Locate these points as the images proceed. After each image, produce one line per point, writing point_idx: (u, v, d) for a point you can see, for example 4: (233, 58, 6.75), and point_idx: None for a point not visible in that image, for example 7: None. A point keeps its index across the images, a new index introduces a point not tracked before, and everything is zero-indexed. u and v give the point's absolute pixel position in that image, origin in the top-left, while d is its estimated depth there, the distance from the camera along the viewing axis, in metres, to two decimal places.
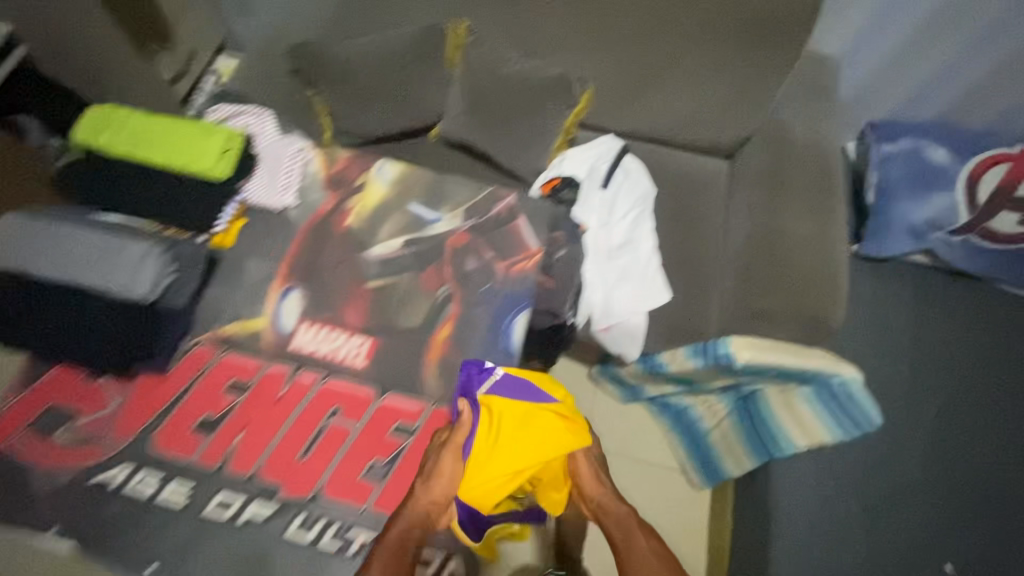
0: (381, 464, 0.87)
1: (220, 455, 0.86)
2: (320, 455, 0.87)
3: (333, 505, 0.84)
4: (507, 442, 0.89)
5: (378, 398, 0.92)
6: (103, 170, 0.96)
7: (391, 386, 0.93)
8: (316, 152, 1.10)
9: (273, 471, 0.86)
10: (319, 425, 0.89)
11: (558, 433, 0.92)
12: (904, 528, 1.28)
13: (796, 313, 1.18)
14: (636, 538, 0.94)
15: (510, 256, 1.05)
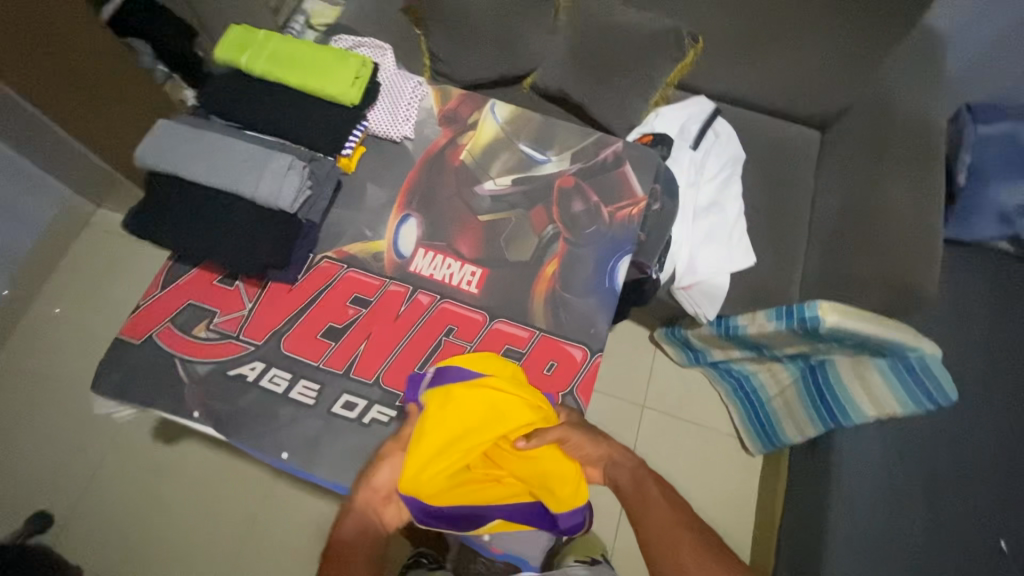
0: None
1: (346, 360, 0.93)
2: None
3: None
4: (438, 426, 0.85)
5: (490, 322, 0.97)
6: (245, 87, 1.01)
7: (502, 313, 0.98)
8: (431, 87, 1.14)
9: (395, 379, 0.92)
10: (435, 342, 0.95)
11: (498, 416, 0.87)
12: (964, 505, 1.30)
13: (887, 283, 1.18)
14: (648, 486, 0.93)
15: (616, 201, 1.07)
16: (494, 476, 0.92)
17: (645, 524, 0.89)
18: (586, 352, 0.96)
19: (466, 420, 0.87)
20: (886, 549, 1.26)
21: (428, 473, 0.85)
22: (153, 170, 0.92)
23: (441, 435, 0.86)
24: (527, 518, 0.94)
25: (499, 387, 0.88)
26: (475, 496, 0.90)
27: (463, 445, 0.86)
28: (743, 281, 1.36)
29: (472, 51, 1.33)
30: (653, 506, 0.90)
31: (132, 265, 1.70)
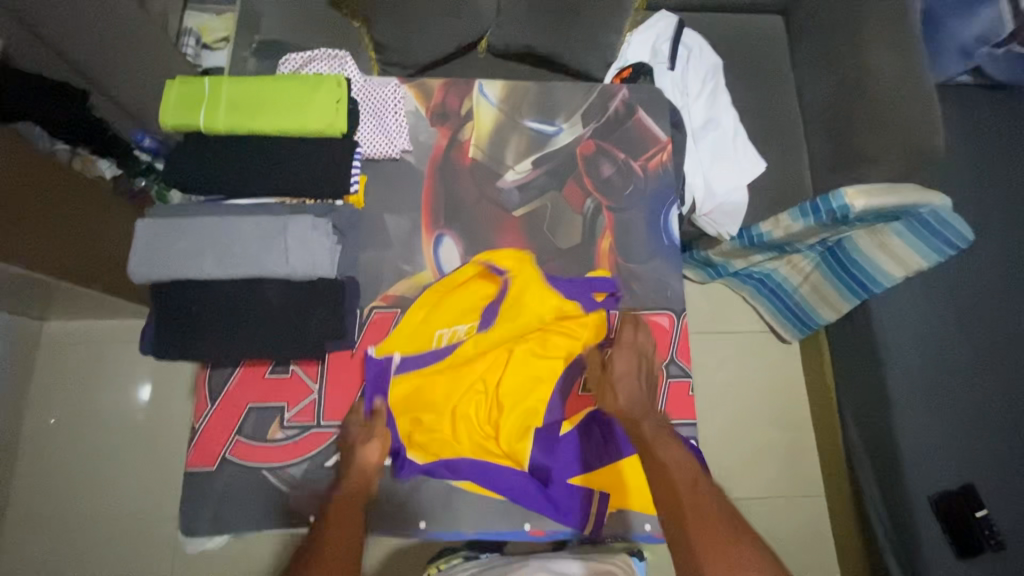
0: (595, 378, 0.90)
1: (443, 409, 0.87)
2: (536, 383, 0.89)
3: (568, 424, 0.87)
4: (421, 383, 0.86)
5: None
6: (215, 151, 0.86)
7: None
8: (409, 87, 1.02)
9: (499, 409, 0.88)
10: None
11: (496, 348, 0.88)
12: (995, 326, 1.41)
13: (899, 150, 1.20)
14: (668, 450, 0.77)
15: (643, 151, 1.02)
16: (488, 426, 0.86)
17: (659, 488, 0.74)
18: (673, 316, 0.93)
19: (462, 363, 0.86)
20: (940, 389, 1.37)
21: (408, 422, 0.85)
22: (155, 282, 0.77)
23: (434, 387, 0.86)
24: (513, 493, 0.83)
25: (505, 320, 0.87)
26: (467, 449, 0.84)
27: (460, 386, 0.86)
28: (757, 189, 1.36)
29: (425, 30, 1.19)
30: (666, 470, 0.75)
31: (99, 369, 1.47)
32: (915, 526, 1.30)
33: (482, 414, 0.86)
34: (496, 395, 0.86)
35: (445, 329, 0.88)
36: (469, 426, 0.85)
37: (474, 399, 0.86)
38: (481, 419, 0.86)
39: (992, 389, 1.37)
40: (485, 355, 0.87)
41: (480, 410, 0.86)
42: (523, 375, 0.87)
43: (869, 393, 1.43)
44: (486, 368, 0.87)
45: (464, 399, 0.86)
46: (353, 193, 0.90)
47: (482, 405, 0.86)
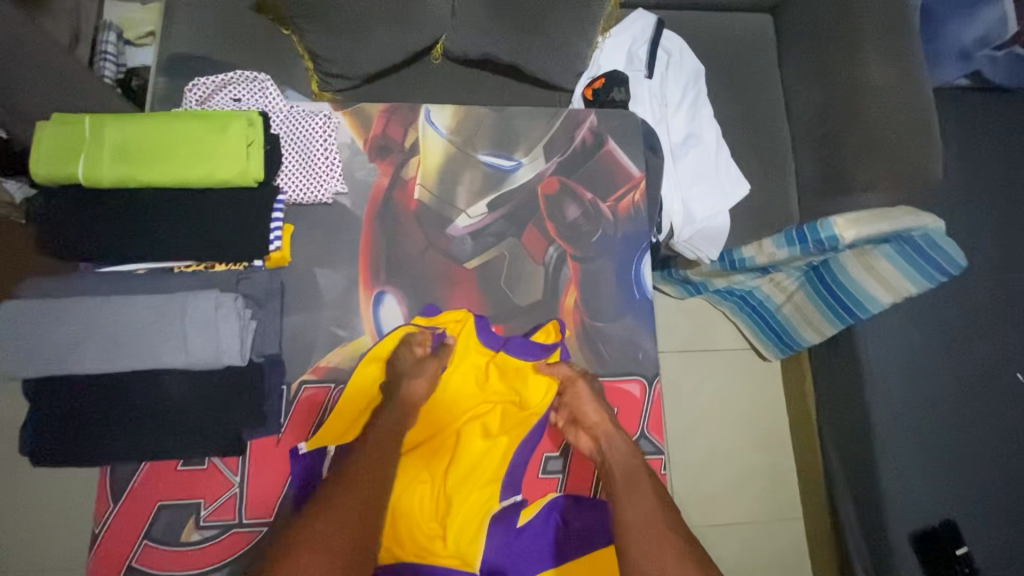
0: (555, 457, 0.82)
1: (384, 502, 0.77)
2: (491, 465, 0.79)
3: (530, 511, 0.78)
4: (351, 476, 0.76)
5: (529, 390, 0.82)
6: (100, 208, 0.71)
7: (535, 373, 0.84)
8: (343, 115, 0.88)
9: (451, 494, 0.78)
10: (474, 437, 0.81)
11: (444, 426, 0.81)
12: (982, 351, 1.34)
13: (894, 175, 1.09)
14: (639, 479, 0.73)
15: (612, 190, 0.90)
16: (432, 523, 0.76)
17: (627, 516, 0.70)
18: (644, 384, 0.83)
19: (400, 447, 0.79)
20: (925, 419, 1.31)
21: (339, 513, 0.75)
22: (31, 376, 0.66)
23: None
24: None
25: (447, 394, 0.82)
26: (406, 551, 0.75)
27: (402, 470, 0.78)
28: (740, 211, 1.25)
29: (366, 39, 1.03)
30: (637, 497, 0.71)
31: None
32: (895, 565, 1.25)
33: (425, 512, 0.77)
34: (445, 483, 0.78)
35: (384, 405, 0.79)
36: (411, 525, 0.76)
37: (416, 494, 0.77)
38: (427, 516, 0.77)
39: (977, 421, 1.31)
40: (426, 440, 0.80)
41: (424, 505, 0.77)
42: (472, 460, 0.79)
43: (852, 421, 1.37)
44: (429, 457, 0.79)
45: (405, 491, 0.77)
46: (275, 250, 0.77)
47: (426, 500, 0.77)
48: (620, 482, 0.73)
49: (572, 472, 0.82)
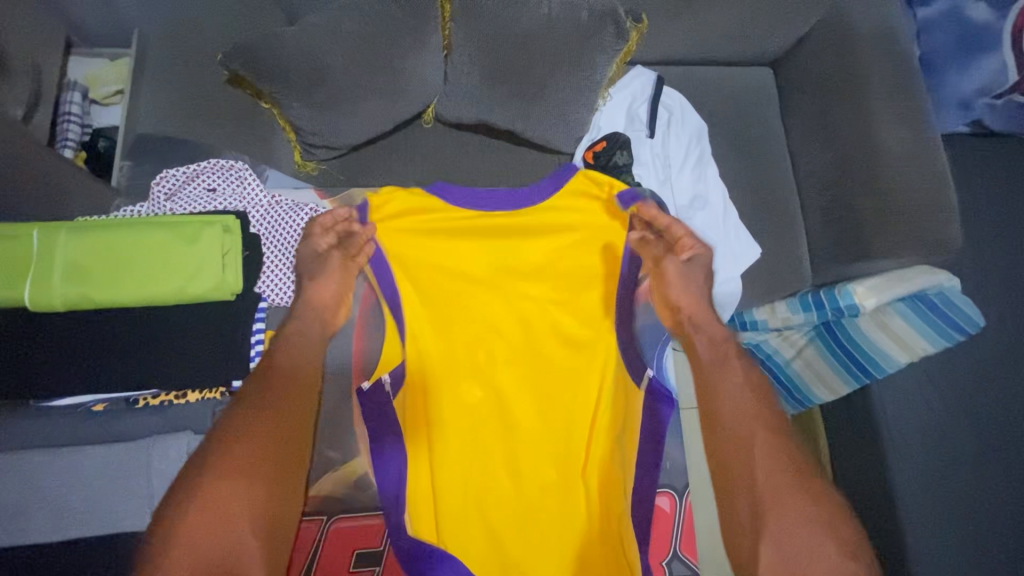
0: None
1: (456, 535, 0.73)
2: (599, 439, 0.77)
3: None
4: (451, 382, 0.78)
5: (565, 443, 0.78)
6: (48, 338, 0.62)
7: (552, 475, 0.76)
8: (332, 205, 0.81)
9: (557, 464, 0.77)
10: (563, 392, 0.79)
11: (531, 354, 0.81)
12: (1000, 408, 1.30)
13: (911, 239, 1.04)
14: (730, 365, 0.70)
15: (627, 278, 0.84)
16: (564, 502, 0.75)
17: (719, 403, 0.67)
18: (673, 497, 0.83)
19: (507, 417, 0.78)
20: (948, 482, 1.25)
21: (444, 432, 0.76)
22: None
23: (482, 454, 0.76)
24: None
25: (524, 321, 0.81)
26: (538, 490, 0.75)
27: (511, 385, 0.79)
28: (749, 273, 1.20)
29: (356, 113, 0.97)
30: (728, 390, 0.68)
31: None
32: None
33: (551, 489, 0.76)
34: (551, 415, 0.78)
35: (473, 315, 0.80)
36: (539, 503, 0.75)
37: (541, 470, 0.76)
38: (549, 495, 0.75)
39: (1000, 483, 1.26)
40: (540, 409, 0.78)
41: (550, 483, 0.76)
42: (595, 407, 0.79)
43: (872, 485, 1.31)
44: (529, 390, 0.79)
45: (515, 422, 0.78)
46: (258, 366, 0.67)
47: (549, 475, 0.76)
48: (709, 364, 0.71)
49: None
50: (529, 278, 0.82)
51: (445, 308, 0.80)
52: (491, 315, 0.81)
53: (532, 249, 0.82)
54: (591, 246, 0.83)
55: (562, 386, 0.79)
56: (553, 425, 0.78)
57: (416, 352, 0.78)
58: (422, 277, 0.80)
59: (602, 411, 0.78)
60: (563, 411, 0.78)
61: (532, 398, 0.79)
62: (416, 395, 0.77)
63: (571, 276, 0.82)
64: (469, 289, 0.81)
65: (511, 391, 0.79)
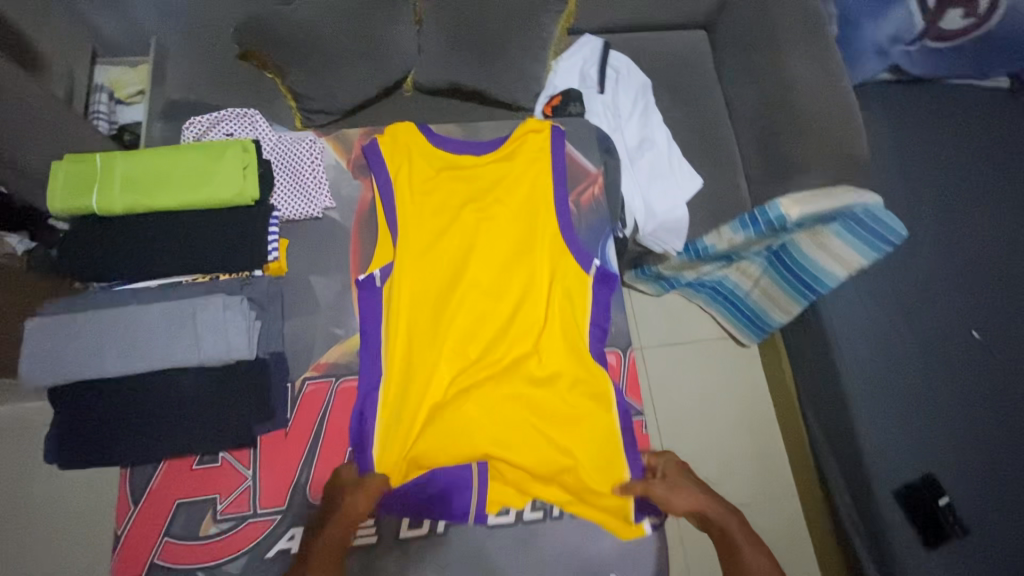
0: (541, 415, 0.87)
1: (431, 385, 0.86)
2: (555, 306, 0.92)
3: (535, 454, 0.85)
4: (428, 276, 0.92)
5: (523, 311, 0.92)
6: (114, 232, 0.79)
7: (513, 335, 0.91)
8: (327, 140, 0.98)
9: (517, 328, 0.91)
10: (520, 271, 0.93)
11: (491, 244, 0.95)
12: (937, 314, 1.44)
13: (828, 155, 1.21)
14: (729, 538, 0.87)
15: (574, 186, 1.01)
16: (526, 359, 0.90)
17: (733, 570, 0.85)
18: (619, 354, 0.93)
19: (480, 301, 0.92)
20: (893, 381, 1.39)
21: (423, 311, 0.90)
22: (48, 386, 0.70)
23: (459, 332, 0.90)
24: (569, 439, 0.86)
25: (486, 219, 0.96)
26: (502, 348, 0.90)
27: (477, 269, 0.93)
28: (695, 203, 1.37)
29: (345, 76, 1.15)
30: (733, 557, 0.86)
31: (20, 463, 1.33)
32: (887, 525, 1.30)
33: (521, 352, 0.90)
34: (511, 291, 0.92)
35: (444, 220, 0.95)
36: (509, 365, 0.89)
37: (510, 338, 0.90)
38: (514, 356, 0.90)
39: (943, 379, 1.39)
40: (505, 289, 0.93)
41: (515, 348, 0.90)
42: (548, 282, 0.93)
43: (827, 392, 1.44)
44: (492, 272, 0.94)
45: (483, 299, 0.92)
46: (274, 259, 0.85)
47: (514, 340, 0.90)
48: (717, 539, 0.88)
49: (564, 430, 0.86)
50: (495, 188, 0.97)
51: (425, 214, 0.95)
52: (461, 218, 0.95)
53: (484, 165, 0.99)
54: (534, 154, 0.99)
55: (525, 271, 0.93)
56: (519, 303, 0.92)
57: (402, 247, 0.92)
58: (407, 197, 0.95)
59: (552, 285, 0.93)
60: (527, 289, 0.92)
61: (497, 279, 0.93)
62: (402, 283, 0.90)
63: (527, 185, 0.98)
64: (441, 199, 0.97)
65: (483, 279, 0.93)
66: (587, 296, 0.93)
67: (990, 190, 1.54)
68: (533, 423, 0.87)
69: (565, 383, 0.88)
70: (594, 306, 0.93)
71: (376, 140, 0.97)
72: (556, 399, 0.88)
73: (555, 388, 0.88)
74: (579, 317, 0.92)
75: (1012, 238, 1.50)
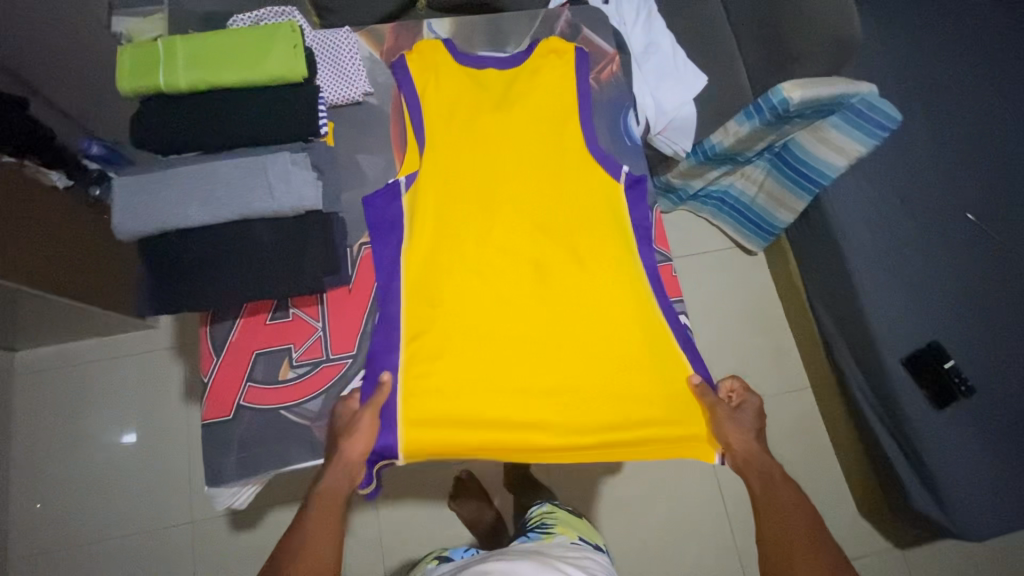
0: (581, 319, 0.89)
1: (475, 285, 0.90)
2: (586, 211, 0.94)
3: (576, 357, 0.88)
4: (456, 165, 0.95)
5: (558, 220, 0.94)
6: (181, 107, 0.86)
7: (547, 242, 0.93)
8: (359, 33, 1.04)
9: (551, 237, 0.93)
10: (549, 178, 0.95)
11: (522, 151, 0.97)
12: (931, 200, 1.52)
13: (823, 41, 1.29)
14: (778, 486, 0.81)
15: (594, 66, 1.08)
16: (564, 267, 0.91)
17: (765, 525, 0.79)
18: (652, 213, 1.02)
19: (515, 215, 0.93)
20: (894, 262, 1.47)
21: (455, 205, 0.93)
22: (140, 235, 0.78)
23: (495, 244, 0.92)
24: (607, 344, 0.88)
25: (514, 127, 0.98)
26: (537, 257, 0.92)
27: (508, 176, 0.95)
28: (700, 103, 1.45)
29: None
30: (778, 509, 0.79)
31: None
32: (897, 391, 1.39)
33: (557, 269, 0.92)
34: (544, 201, 0.94)
35: (466, 107, 0.99)
36: (548, 277, 0.91)
37: (544, 254, 0.92)
38: (550, 266, 0.92)
39: (941, 258, 1.48)
40: (537, 200, 0.94)
41: (550, 259, 0.92)
42: (580, 191, 0.95)
43: (832, 279, 1.52)
44: (524, 182, 0.95)
45: (516, 210, 0.94)
46: (324, 134, 0.92)
47: (548, 252, 0.92)
48: (759, 490, 0.82)
49: (602, 332, 0.89)
50: (517, 105, 0.99)
51: (450, 132, 0.96)
52: (486, 109, 0.99)
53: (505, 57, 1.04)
54: (560, 66, 1.03)
55: (557, 180, 0.95)
56: (552, 215, 0.94)
57: (429, 150, 0.95)
58: (433, 89, 0.99)
59: (584, 193, 0.95)
60: (560, 202, 0.94)
61: (529, 191, 0.94)
62: (427, 201, 0.92)
63: (553, 101, 1.00)
64: (463, 94, 1.00)
65: (514, 197, 0.94)
66: (622, 205, 0.97)
67: (978, 84, 1.61)
68: (572, 331, 0.89)
69: (602, 291, 0.91)
70: (633, 213, 0.97)
71: (405, 56, 1.01)
72: (591, 306, 0.90)
73: (593, 293, 0.91)
74: (619, 227, 0.95)
75: (1000, 127, 1.57)
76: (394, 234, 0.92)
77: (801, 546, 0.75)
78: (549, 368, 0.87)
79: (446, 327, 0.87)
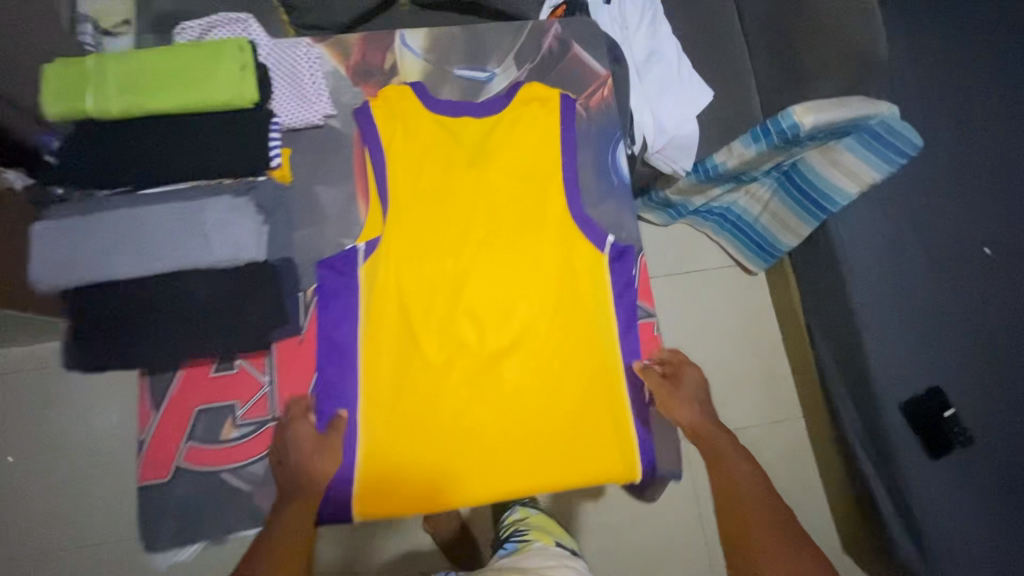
0: (545, 405, 0.84)
1: (438, 360, 0.85)
2: (559, 285, 0.88)
3: (537, 446, 0.83)
4: (423, 212, 0.88)
5: (530, 294, 0.88)
6: (112, 137, 0.76)
7: (517, 320, 0.87)
8: (323, 44, 0.93)
9: (521, 313, 0.87)
10: (523, 245, 0.88)
11: (496, 211, 0.89)
12: (946, 233, 1.42)
13: (845, 57, 1.16)
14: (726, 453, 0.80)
15: (583, 90, 0.98)
16: (532, 349, 0.86)
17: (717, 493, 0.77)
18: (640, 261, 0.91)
19: (483, 286, 0.88)
20: (901, 299, 1.38)
21: (422, 267, 0.87)
22: (68, 288, 0.73)
23: (462, 319, 0.87)
24: (570, 435, 0.84)
25: (489, 183, 0.90)
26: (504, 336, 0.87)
27: (478, 238, 0.89)
28: (705, 119, 1.33)
29: None
30: (726, 467, 0.78)
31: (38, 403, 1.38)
32: (893, 437, 1.32)
33: (525, 350, 0.86)
34: (516, 273, 0.88)
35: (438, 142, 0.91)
36: (515, 363, 0.86)
37: (513, 332, 0.87)
38: (517, 348, 0.86)
39: (952, 296, 1.38)
40: (508, 271, 0.88)
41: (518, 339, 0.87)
42: (556, 262, 0.88)
43: (834, 311, 1.43)
44: (495, 249, 0.88)
45: (485, 282, 0.88)
46: (276, 167, 0.82)
47: (517, 330, 0.87)
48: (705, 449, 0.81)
49: (568, 421, 0.84)
50: (492, 161, 0.91)
51: (419, 177, 0.89)
52: (460, 150, 0.91)
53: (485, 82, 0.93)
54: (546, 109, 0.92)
55: (532, 249, 0.88)
56: (522, 288, 0.88)
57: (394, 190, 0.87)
58: (402, 119, 0.90)
59: (559, 264, 0.88)
60: (533, 276, 0.88)
61: (500, 262, 0.88)
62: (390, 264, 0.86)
63: (533, 150, 0.91)
64: (436, 127, 0.91)
65: (484, 266, 0.88)
66: (603, 279, 0.88)
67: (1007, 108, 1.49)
68: (535, 420, 0.84)
69: (571, 377, 0.85)
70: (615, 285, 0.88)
71: (367, 104, 0.90)
72: (557, 394, 0.85)
73: (562, 377, 0.85)
74: (598, 306, 0.87)
75: None
76: (350, 295, 0.84)
77: (756, 510, 0.73)
78: (507, 459, 0.83)
79: (403, 410, 0.83)
